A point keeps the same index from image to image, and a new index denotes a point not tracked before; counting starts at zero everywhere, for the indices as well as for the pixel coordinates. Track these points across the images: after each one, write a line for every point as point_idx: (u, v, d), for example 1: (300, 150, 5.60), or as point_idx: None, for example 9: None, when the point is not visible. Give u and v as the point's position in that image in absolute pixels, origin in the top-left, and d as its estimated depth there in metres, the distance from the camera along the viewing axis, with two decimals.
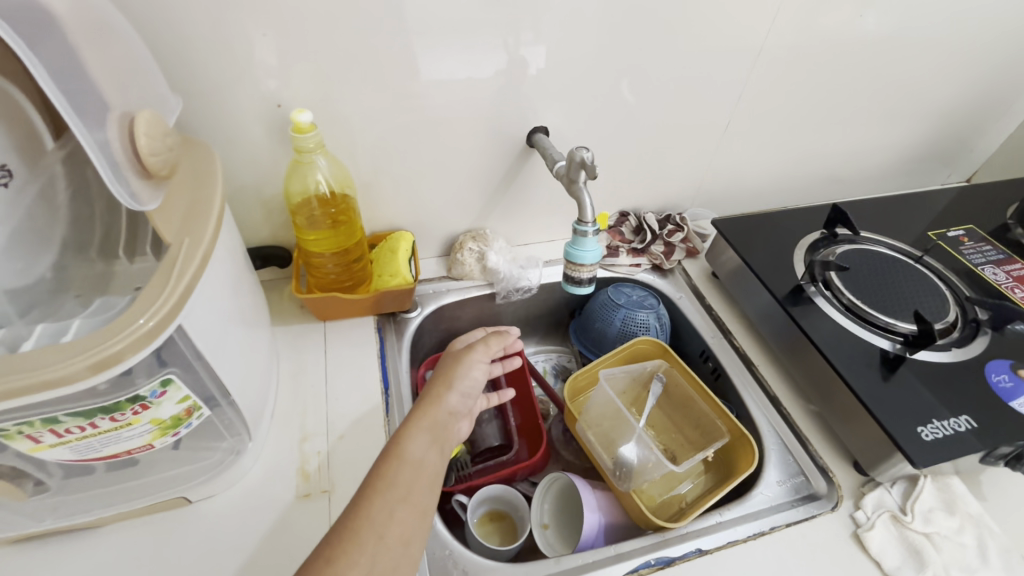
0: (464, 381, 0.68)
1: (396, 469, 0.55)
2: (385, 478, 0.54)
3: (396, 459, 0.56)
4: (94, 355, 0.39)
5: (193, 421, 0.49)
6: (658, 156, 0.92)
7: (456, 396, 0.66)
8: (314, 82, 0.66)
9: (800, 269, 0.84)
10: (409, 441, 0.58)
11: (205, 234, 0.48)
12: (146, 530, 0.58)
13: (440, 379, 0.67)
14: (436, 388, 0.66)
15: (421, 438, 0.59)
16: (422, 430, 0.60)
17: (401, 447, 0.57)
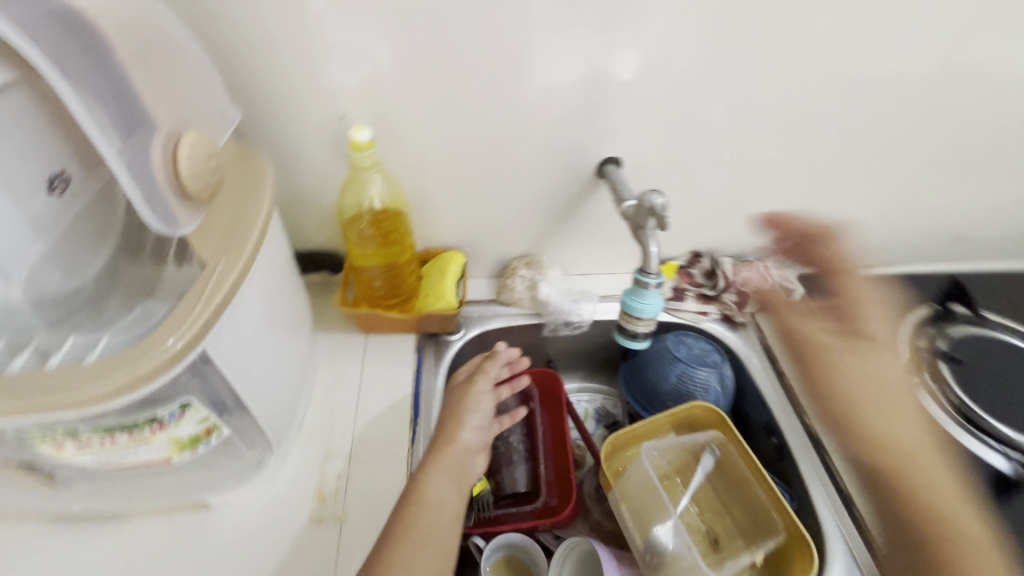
0: (473, 416, 0.65)
1: (418, 515, 0.56)
2: (409, 525, 0.55)
3: (417, 505, 0.57)
4: (123, 377, 0.40)
5: (212, 440, 0.49)
6: (744, 197, 0.82)
7: (467, 433, 0.64)
8: (376, 94, 0.64)
9: (902, 351, 0.74)
10: (427, 485, 0.58)
11: (244, 249, 0.47)
12: (165, 529, 0.59)
13: (449, 414, 0.66)
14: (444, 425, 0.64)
15: (439, 479, 0.59)
16: (439, 470, 0.60)
17: (419, 493, 0.58)
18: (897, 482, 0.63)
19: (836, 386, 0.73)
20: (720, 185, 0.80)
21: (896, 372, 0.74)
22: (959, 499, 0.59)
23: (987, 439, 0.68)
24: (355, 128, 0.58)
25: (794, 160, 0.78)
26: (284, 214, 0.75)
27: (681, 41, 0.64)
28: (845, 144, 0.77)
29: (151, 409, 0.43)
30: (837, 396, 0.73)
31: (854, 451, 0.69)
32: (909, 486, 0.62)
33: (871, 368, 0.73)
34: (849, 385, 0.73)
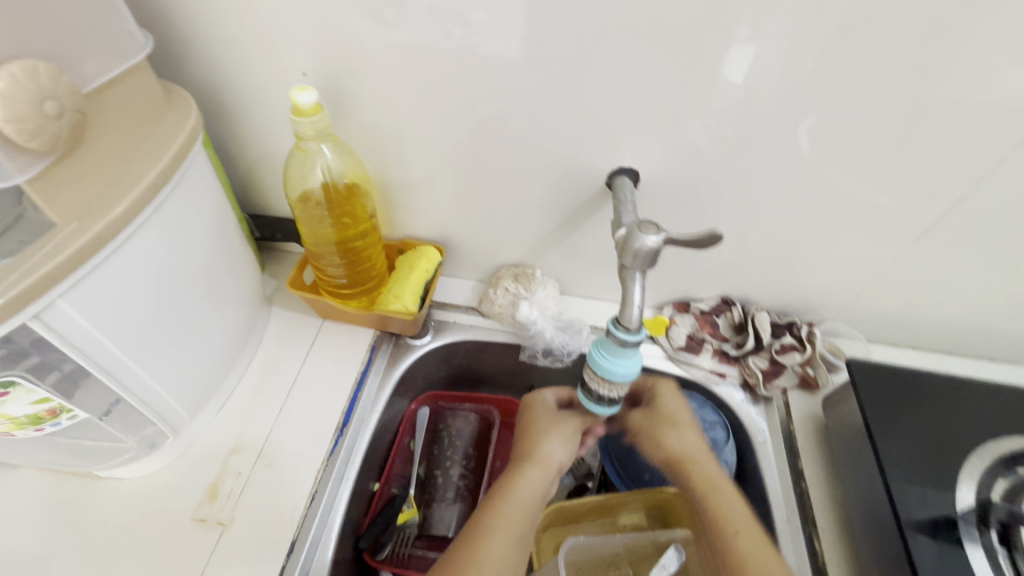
0: (567, 435, 0.60)
1: (502, 514, 0.52)
2: (491, 530, 0.51)
3: (503, 503, 0.53)
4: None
5: (62, 420, 0.45)
6: (794, 243, 0.65)
7: (560, 452, 0.59)
8: (344, 54, 0.54)
9: (966, 493, 0.52)
10: (518, 485, 0.55)
11: (119, 205, 0.40)
12: (53, 488, 0.56)
13: (536, 425, 0.61)
14: (540, 431, 0.60)
15: (528, 482, 0.56)
16: (532, 476, 0.56)
17: (510, 490, 0.54)
18: (687, 476, 0.58)
19: (659, 434, 0.60)
20: (764, 225, 0.63)
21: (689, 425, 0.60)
22: (755, 530, 0.53)
23: None
24: (301, 87, 0.49)
25: (870, 210, 0.59)
26: (252, 176, 0.68)
27: (730, 35, 0.48)
28: (950, 201, 0.57)
29: None
30: (658, 414, 0.61)
31: (658, 445, 0.60)
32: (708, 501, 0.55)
33: (681, 423, 0.60)
34: (674, 410, 0.61)
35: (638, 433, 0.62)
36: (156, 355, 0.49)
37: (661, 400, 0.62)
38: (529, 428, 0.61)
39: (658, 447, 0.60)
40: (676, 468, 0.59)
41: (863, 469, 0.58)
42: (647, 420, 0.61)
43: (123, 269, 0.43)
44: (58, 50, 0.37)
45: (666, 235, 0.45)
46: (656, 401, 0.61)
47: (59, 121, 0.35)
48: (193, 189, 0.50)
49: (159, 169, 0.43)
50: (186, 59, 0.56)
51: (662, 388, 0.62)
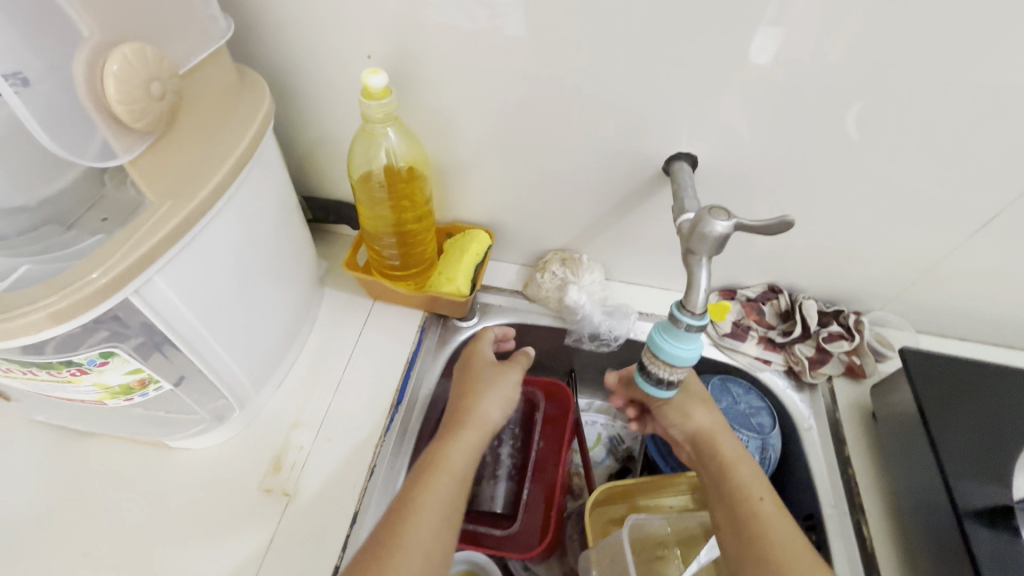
0: (505, 394, 0.59)
1: (436, 481, 0.50)
2: (421, 496, 0.48)
3: (436, 468, 0.51)
4: (56, 304, 0.35)
5: (148, 391, 0.47)
6: (849, 233, 0.64)
7: (492, 413, 0.57)
8: (408, 36, 0.54)
9: (1022, 483, 0.53)
10: (452, 449, 0.52)
11: (205, 185, 0.41)
12: (126, 456, 0.59)
13: (472, 387, 0.58)
14: (475, 388, 0.58)
15: (462, 445, 0.53)
16: (465, 439, 0.53)
17: (443, 453, 0.52)
18: (714, 451, 0.55)
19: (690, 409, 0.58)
20: (819, 213, 0.63)
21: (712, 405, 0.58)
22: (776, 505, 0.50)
23: None
24: (371, 70, 0.50)
25: (932, 200, 0.59)
26: (308, 157, 0.69)
27: (801, 20, 0.48)
28: (1016, 192, 0.56)
29: (68, 352, 0.40)
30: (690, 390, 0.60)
31: (690, 419, 0.58)
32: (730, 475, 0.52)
33: (711, 402, 0.59)
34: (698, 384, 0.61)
35: (666, 406, 0.59)
36: (228, 332, 0.51)
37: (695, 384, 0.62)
38: (465, 389, 0.59)
39: (684, 418, 0.58)
40: (703, 443, 0.56)
41: (915, 456, 0.58)
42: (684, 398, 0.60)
43: (205, 249, 0.45)
44: (155, 34, 0.38)
45: (736, 221, 0.45)
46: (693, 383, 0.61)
47: (161, 102, 0.37)
48: (262, 175, 0.51)
49: (236, 156, 0.44)
50: (251, 42, 0.57)
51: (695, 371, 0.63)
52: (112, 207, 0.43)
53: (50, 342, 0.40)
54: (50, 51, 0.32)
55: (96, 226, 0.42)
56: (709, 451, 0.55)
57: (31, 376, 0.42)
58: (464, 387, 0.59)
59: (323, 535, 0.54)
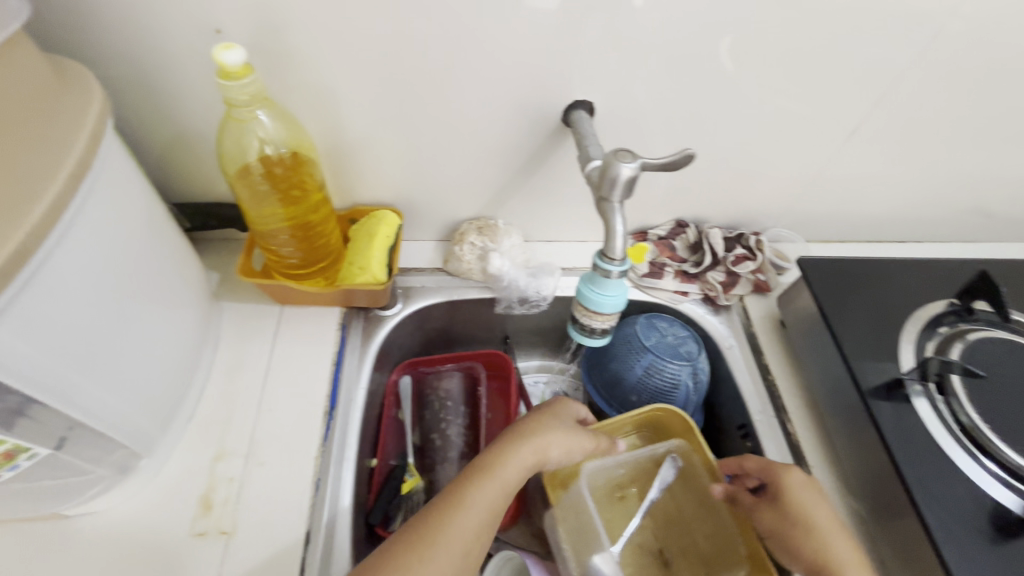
0: (582, 437, 0.56)
1: (487, 486, 0.48)
2: (465, 503, 0.46)
3: (492, 475, 0.49)
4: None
5: (22, 462, 0.40)
6: (740, 159, 0.68)
7: (559, 453, 0.53)
8: (260, 3, 0.48)
9: (906, 357, 0.60)
10: (512, 458, 0.50)
11: (33, 208, 0.33)
12: (13, 538, 0.50)
13: (545, 414, 0.56)
14: (551, 417, 0.56)
15: (521, 459, 0.50)
16: (526, 450, 0.51)
17: (500, 459, 0.50)
18: None
19: (793, 538, 0.51)
20: (712, 144, 0.66)
21: (839, 537, 0.49)
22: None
23: (987, 463, 0.53)
24: (224, 45, 0.43)
25: (806, 118, 0.63)
26: (171, 158, 0.60)
27: None
28: (872, 101, 0.62)
29: None
30: (790, 515, 0.51)
31: (799, 554, 0.50)
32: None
33: (821, 528, 0.50)
34: (799, 490, 0.51)
35: (779, 539, 0.52)
36: (107, 374, 0.43)
37: (790, 494, 0.52)
38: (542, 411, 0.56)
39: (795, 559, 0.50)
40: None
41: (822, 352, 0.65)
42: (776, 520, 0.52)
43: (54, 283, 0.37)
44: None
45: (642, 162, 0.46)
46: (785, 497, 0.51)
47: None
48: (111, 188, 0.43)
49: (71, 165, 0.36)
50: (66, 28, 0.48)
51: (792, 472, 0.53)
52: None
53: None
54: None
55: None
56: None
57: None
58: (540, 409, 0.57)
59: (275, 565, 0.50)
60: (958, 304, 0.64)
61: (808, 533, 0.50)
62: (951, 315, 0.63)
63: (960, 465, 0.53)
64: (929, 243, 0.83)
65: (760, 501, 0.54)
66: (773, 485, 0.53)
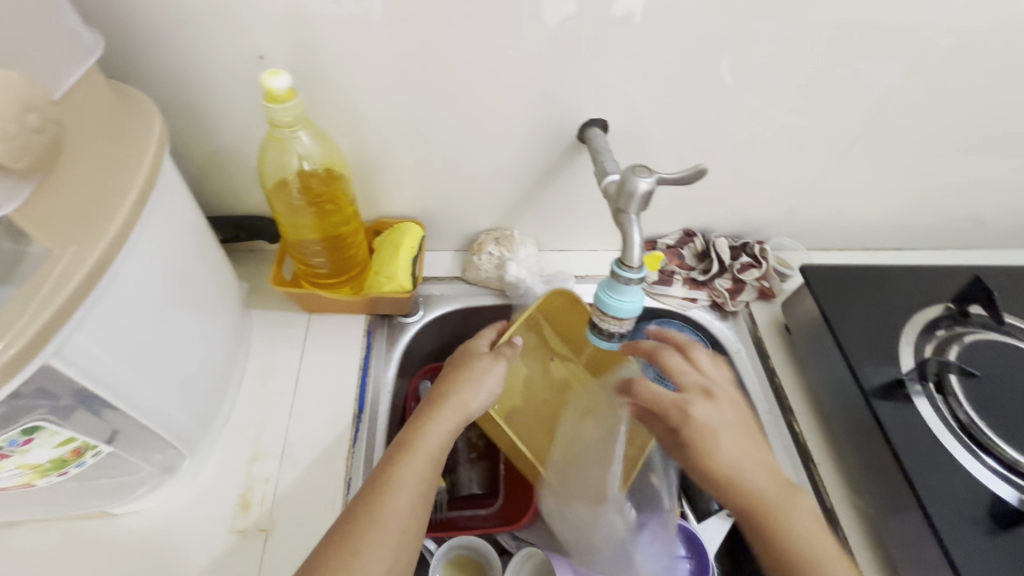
0: (493, 378, 0.57)
1: (409, 460, 0.49)
2: (393, 484, 0.47)
3: (410, 450, 0.50)
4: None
5: (86, 459, 0.43)
6: (745, 171, 0.72)
7: (477, 404, 0.55)
8: (300, 31, 0.52)
9: (906, 359, 0.63)
10: (430, 430, 0.52)
11: (109, 226, 0.37)
12: (63, 537, 0.52)
13: (457, 375, 0.57)
14: (465, 371, 0.57)
15: (439, 426, 0.52)
16: (442, 419, 0.52)
17: (419, 435, 0.51)
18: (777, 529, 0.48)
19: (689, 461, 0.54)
20: (718, 157, 0.70)
21: (756, 464, 0.51)
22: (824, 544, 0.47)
23: (985, 458, 0.56)
24: (272, 72, 0.47)
25: (808, 132, 0.67)
26: (208, 173, 0.63)
27: None
28: (870, 114, 0.66)
29: None
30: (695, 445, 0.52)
31: (730, 498, 0.50)
32: (767, 533, 0.48)
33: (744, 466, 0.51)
34: (700, 422, 0.52)
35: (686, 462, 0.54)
36: (162, 378, 0.46)
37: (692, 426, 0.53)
38: (453, 371, 0.58)
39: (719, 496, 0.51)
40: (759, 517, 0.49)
41: (826, 356, 0.68)
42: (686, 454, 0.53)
43: (122, 294, 0.40)
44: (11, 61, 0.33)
45: (657, 177, 0.49)
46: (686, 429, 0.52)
47: (42, 135, 0.33)
48: (168, 202, 0.46)
49: (140, 184, 0.39)
50: (119, 54, 0.51)
51: (695, 405, 0.53)
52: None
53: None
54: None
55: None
56: (764, 522, 0.48)
57: None
58: (450, 371, 0.58)
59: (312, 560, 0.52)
60: (954, 308, 0.67)
61: (727, 480, 0.50)
62: (947, 319, 0.67)
63: (960, 461, 0.56)
64: (926, 250, 0.86)
65: (674, 435, 0.55)
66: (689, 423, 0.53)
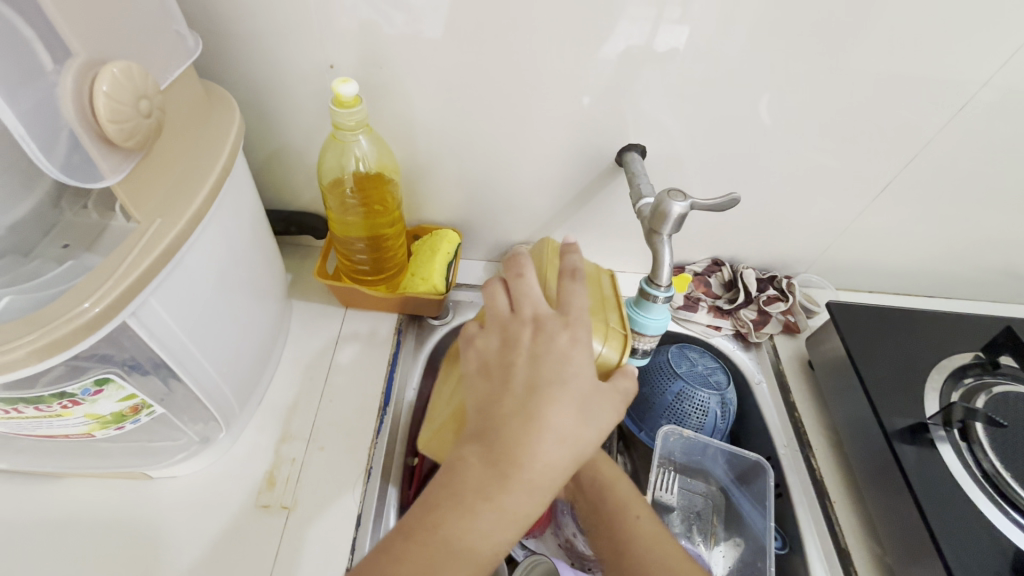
0: (571, 415, 0.42)
1: (464, 563, 0.38)
2: (444, 571, 0.37)
3: (462, 535, 0.38)
4: (35, 341, 0.34)
5: (141, 418, 0.46)
6: (778, 208, 0.73)
7: (558, 453, 0.41)
8: (366, 47, 0.56)
9: (930, 404, 0.63)
10: (496, 510, 0.39)
11: (189, 206, 0.41)
12: (104, 492, 0.56)
13: (538, 412, 0.41)
14: (533, 408, 0.41)
15: (503, 508, 0.39)
16: (518, 500, 0.39)
17: (464, 515, 0.39)
18: (598, 480, 0.57)
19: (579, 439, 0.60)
20: (751, 192, 0.72)
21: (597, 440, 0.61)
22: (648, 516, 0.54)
23: (1009, 509, 0.56)
24: (342, 80, 0.52)
25: (842, 173, 0.69)
26: (268, 168, 0.68)
27: (722, 29, 0.55)
28: (905, 161, 0.67)
29: (62, 383, 0.39)
30: None
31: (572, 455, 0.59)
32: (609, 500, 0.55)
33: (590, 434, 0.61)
34: None
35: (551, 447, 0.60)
36: (215, 350, 0.50)
37: None
38: (527, 404, 0.42)
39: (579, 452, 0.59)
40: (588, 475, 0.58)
41: (849, 393, 0.68)
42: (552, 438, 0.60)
43: (191, 268, 0.44)
44: (136, 56, 0.38)
45: (692, 202, 0.51)
46: None
47: (149, 120, 0.37)
48: (239, 191, 0.51)
49: (218, 172, 0.44)
50: (205, 56, 0.57)
51: None
52: (72, 233, 0.45)
53: (24, 380, 0.38)
54: (35, 80, 0.32)
55: (60, 253, 0.43)
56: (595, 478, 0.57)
57: (15, 413, 0.41)
58: (519, 420, 0.41)
59: (327, 538, 0.54)
60: (983, 357, 0.67)
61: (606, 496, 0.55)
62: (974, 368, 0.67)
63: (984, 511, 0.56)
64: (959, 300, 0.86)
65: None
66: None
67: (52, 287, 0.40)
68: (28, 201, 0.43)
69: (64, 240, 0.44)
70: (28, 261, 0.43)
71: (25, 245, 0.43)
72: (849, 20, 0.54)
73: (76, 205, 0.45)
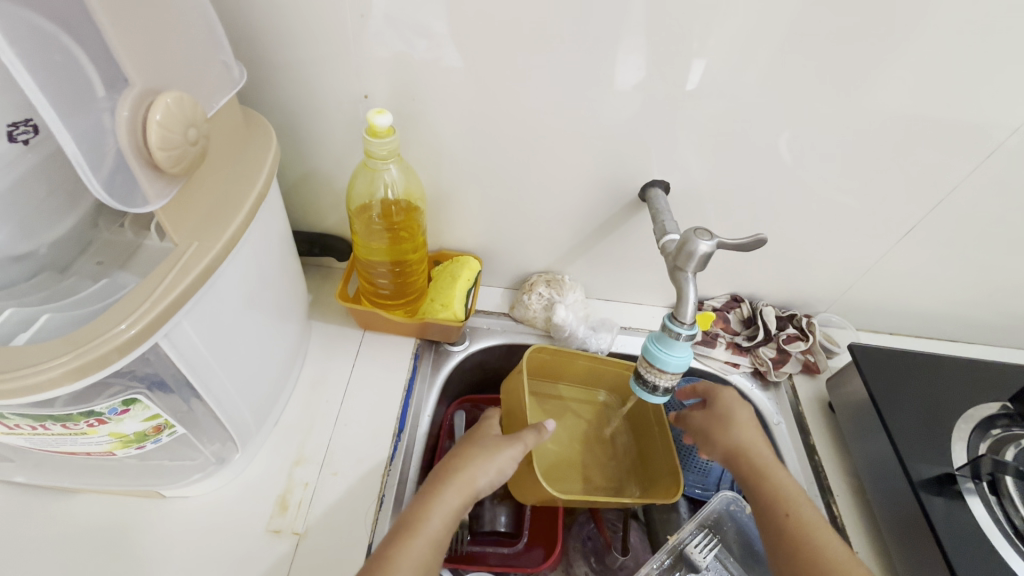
0: (481, 459, 0.55)
1: (410, 545, 0.48)
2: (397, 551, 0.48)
3: (412, 533, 0.49)
4: (72, 362, 0.35)
5: (162, 438, 0.46)
6: (800, 247, 0.73)
7: (480, 480, 0.54)
8: (401, 78, 0.58)
9: (957, 454, 0.62)
10: (431, 510, 0.51)
11: (227, 229, 0.42)
12: (115, 510, 0.55)
13: (466, 449, 0.57)
14: (458, 454, 0.57)
15: (441, 507, 0.52)
16: (441, 504, 0.52)
17: (422, 517, 0.50)
18: (750, 463, 0.58)
19: (715, 429, 0.62)
20: (773, 230, 0.72)
21: (750, 425, 0.61)
22: (810, 506, 0.55)
23: None
24: (377, 111, 0.53)
25: (865, 214, 0.69)
26: (296, 191, 0.69)
27: (750, 72, 0.56)
28: (929, 205, 0.67)
29: (90, 402, 0.40)
30: (716, 411, 0.63)
31: (717, 441, 0.61)
32: (757, 474, 0.57)
33: (735, 419, 0.62)
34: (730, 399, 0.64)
35: (702, 433, 0.63)
36: (237, 370, 0.50)
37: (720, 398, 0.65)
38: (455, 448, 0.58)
39: (728, 436, 0.61)
40: (737, 458, 0.59)
41: (871, 439, 0.66)
42: (708, 419, 0.63)
43: (221, 292, 0.45)
44: (187, 84, 0.39)
45: (718, 240, 0.51)
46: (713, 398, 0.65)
47: (195, 148, 0.38)
48: (270, 215, 0.52)
49: (254, 197, 0.45)
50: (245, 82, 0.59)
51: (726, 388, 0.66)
52: (108, 251, 0.45)
53: (38, 401, 0.38)
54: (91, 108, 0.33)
55: (95, 271, 0.44)
56: (743, 461, 0.59)
57: (41, 429, 0.41)
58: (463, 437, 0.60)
59: (336, 566, 0.53)
60: (1011, 407, 0.66)
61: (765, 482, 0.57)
62: (1001, 419, 0.65)
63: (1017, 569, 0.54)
64: (981, 345, 0.84)
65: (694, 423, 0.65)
66: (713, 396, 0.65)
67: (89, 305, 0.41)
68: (68, 218, 0.44)
69: (99, 258, 0.45)
70: (63, 278, 0.43)
71: (61, 261, 0.44)
72: (876, 66, 0.55)
73: (112, 223, 0.46)
